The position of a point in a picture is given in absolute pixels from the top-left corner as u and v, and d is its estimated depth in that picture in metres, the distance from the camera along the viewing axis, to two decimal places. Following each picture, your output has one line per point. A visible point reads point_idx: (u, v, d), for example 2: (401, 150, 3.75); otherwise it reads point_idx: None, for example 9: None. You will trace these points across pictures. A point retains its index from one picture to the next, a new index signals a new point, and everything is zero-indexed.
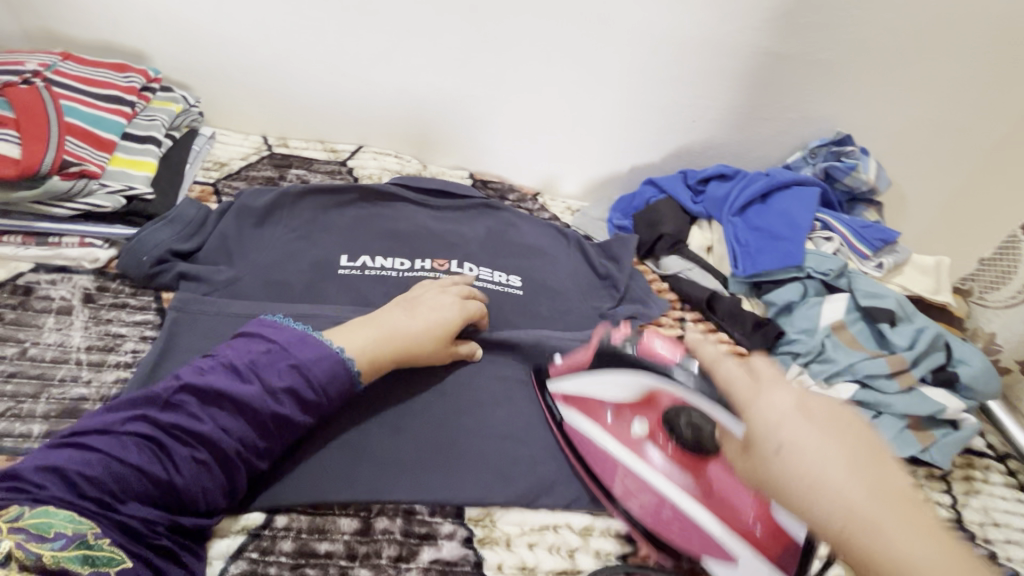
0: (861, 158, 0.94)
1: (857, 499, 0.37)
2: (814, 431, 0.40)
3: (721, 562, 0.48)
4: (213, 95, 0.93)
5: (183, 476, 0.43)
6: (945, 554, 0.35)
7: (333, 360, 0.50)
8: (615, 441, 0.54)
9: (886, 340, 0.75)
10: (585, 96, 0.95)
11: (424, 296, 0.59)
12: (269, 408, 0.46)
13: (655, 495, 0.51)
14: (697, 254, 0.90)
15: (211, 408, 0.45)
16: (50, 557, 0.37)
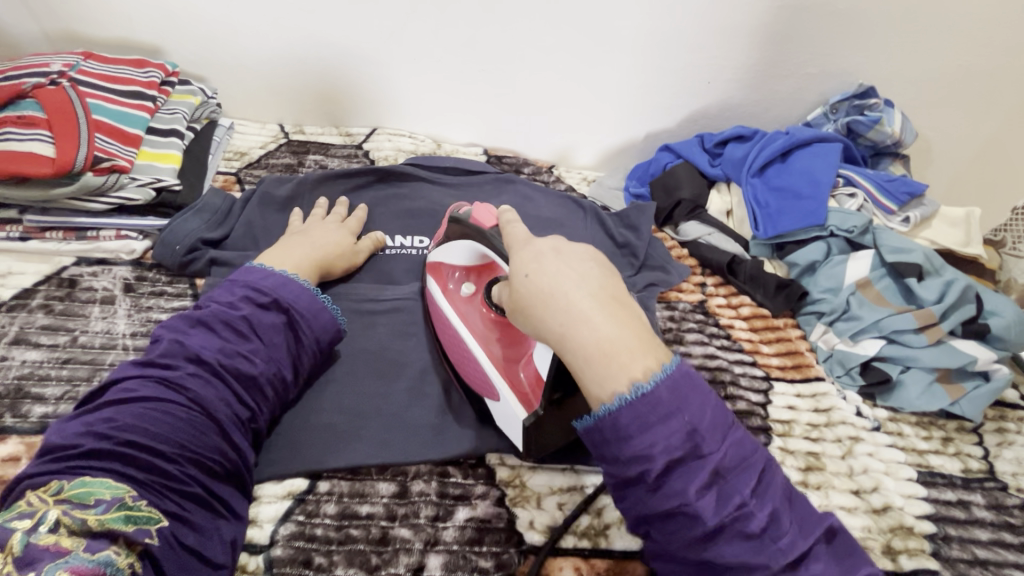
0: (885, 110, 0.91)
1: (591, 312, 0.39)
2: (557, 262, 0.42)
3: (492, 399, 0.52)
4: (229, 86, 0.95)
5: (191, 390, 0.46)
6: (620, 332, 0.39)
7: (282, 273, 0.56)
8: (447, 303, 0.58)
9: (913, 295, 0.73)
10: (597, 65, 0.93)
11: (312, 226, 0.70)
12: (261, 322, 0.51)
13: (455, 342, 0.56)
14: (716, 218, 0.89)
15: (201, 338, 0.49)
16: (95, 520, 0.37)
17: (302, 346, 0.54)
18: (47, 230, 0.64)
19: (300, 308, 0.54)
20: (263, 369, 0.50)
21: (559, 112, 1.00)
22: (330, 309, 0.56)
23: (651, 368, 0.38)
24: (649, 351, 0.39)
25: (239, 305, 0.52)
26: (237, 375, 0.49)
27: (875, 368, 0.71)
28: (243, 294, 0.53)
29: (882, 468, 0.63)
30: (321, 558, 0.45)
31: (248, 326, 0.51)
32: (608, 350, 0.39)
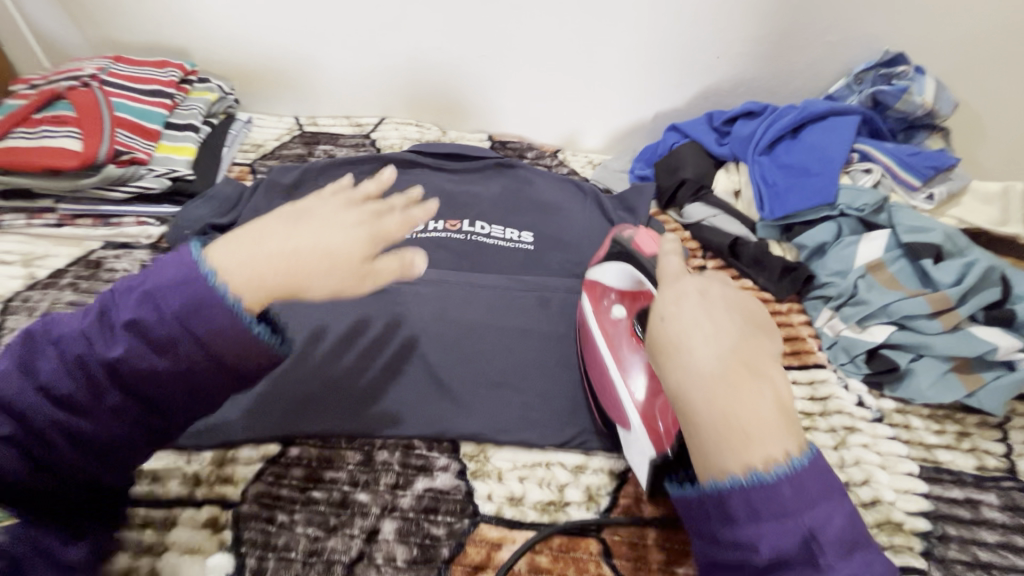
0: (915, 78, 0.84)
1: (700, 355, 0.38)
2: (700, 307, 0.40)
3: (623, 431, 0.52)
4: (250, 83, 1.01)
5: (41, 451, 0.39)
6: (773, 411, 0.36)
7: (184, 291, 0.36)
8: (596, 326, 0.57)
9: (929, 278, 0.68)
10: (597, 43, 0.92)
11: (317, 208, 0.42)
12: (126, 380, 0.37)
13: (598, 368, 0.56)
14: (722, 200, 0.86)
15: (48, 371, 0.37)
16: None
17: (188, 416, 0.41)
18: (78, 217, 0.72)
19: (170, 379, 0.38)
20: (132, 436, 0.40)
21: (563, 94, 0.99)
22: (216, 363, 0.38)
23: (783, 454, 0.35)
24: (791, 436, 0.35)
25: (91, 347, 0.37)
26: (104, 443, 0.40)
27: (881, 356, 0.66)
28: (98, 332, 0.37)
29: (876, 461, 0.59)
30: (283, 516, 0.48)
31: (114, 386, 0.37)
32: (743, 425, 0.35)
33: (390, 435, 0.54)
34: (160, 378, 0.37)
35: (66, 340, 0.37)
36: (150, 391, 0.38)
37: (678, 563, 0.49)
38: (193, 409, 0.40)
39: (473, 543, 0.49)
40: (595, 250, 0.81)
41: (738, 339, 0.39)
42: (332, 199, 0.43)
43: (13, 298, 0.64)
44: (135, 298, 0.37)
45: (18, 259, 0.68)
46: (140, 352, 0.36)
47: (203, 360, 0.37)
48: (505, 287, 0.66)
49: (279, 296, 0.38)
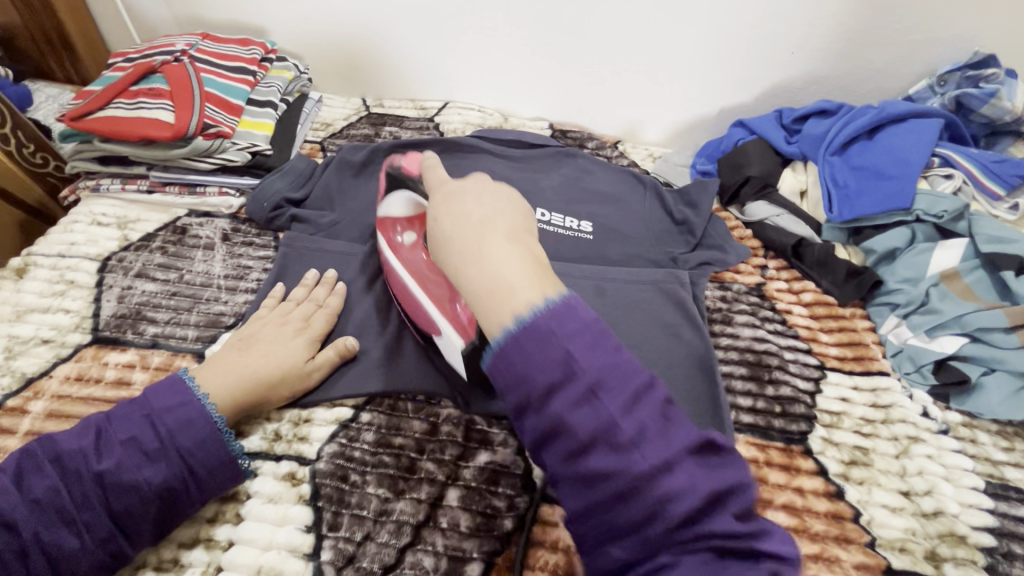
0: (1006, 81, 0.80)
1: (516, 284, 0.40)
2: (477, 201, 0.46)
3: (462, 360, 0.55)
4: (322, 64, 1.05)
5: (74, 509, 0.43)
6: (524, 271, 0.41)
7: (191, 412, 0.49)
8: (407, 270, 0.60)
9: (1009, 291, 0.65)
10: (666, 35, 0.91)
11: (259, 333, 0.58)
12: (169, 448, 0.47)
13: (421, 309, 0.58)
14: (787, 199, 0.84)
15: (93, 445, 0.46)
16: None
17: (199, 494, 0.47)
18: (166, 185, 0.76)
19: (195, 456, 0.47)
20: (148, 510, 0.45)
21: (628, 84, 0.98)
22: (238, 462, 0.49)
23: (541, 299, 0.40)
24: (538, 286, 0.40)
25: (145, 427, 0.47)
26: (124, 509, 0.44)
27: (950, 367, 0.65)
28: (153, 417, 0.48)
29: (940, 472, 0.58)
30: (355, 476, 0.51)
31: (154, 450, 0.46)
32: (500, 285, 0.40)
33: (456, 407, 0.57)
34: (190, 465, 0.47)
35: (123, 422, 0.47)
36: (184, 458, 0.47)
37: None
38: (200, 493, 0.47)
39: (533, 518, 0.49)
40: (654, 243, 0.81)
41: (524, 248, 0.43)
42: (271, 322, 0.60)
43: (110, 257, 0.68)
44: (175, 402, 0.49)
45: (113, 222, 0.73)
46: (166, 434, 0.47)
47: (204, 428, 0.48)
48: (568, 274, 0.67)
49: (248, 392, 0.53)
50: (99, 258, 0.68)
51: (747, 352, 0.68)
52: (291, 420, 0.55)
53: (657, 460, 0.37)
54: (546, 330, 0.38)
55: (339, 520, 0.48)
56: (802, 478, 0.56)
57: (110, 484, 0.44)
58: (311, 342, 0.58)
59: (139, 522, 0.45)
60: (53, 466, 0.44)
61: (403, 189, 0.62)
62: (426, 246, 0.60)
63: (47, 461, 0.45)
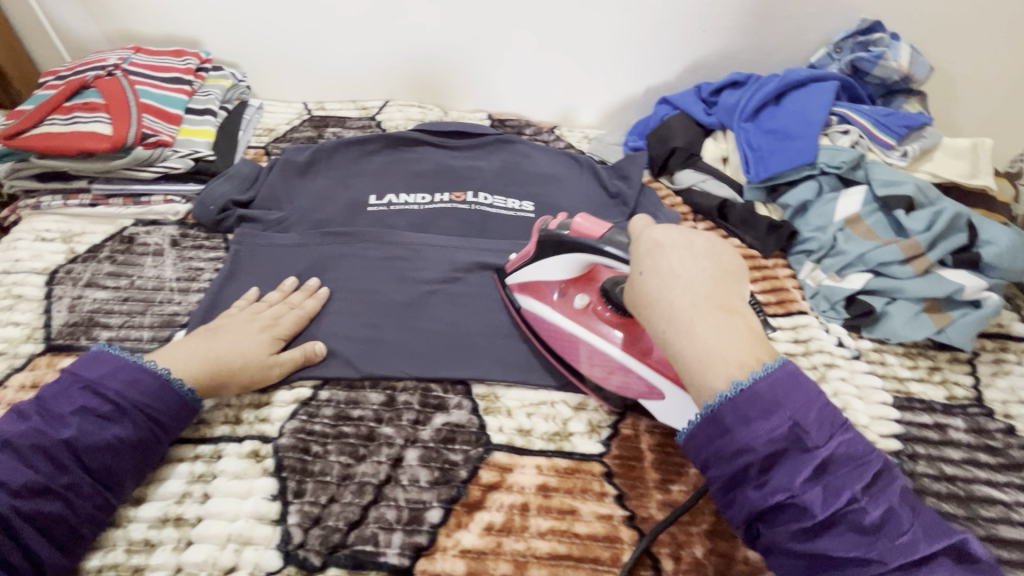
0: (890, 44, 0.88)
1: (730, 354, 0.44)
2: (692, 268, 0.47)
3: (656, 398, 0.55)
4: (258, 71, 1.06)
5: (49, 476, 0.45)
6: (747, 343, 0.45)
7: (129, 370, 0.51)
8: (562, 316, 0.61)
9: (903, 227, 0.73)
10: (586, 20, 0.96)
11: (225, 326, 0.59)
12: (123, 405, 0.49)
13: (576, 351, 0.59)
14: (711, 166, 0.91)
15: (45, 424, 0.47)
16: None
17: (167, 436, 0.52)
18: (109, 197, 0.77)
19: (151, 406, 0.50)
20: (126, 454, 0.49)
21: (559, 70, 1.03)
22: (191, 400, 0.53)
23: (747, 370, 0.43)
24: (752, 352, 0.44)
25: (88, 395, 0.49)
26: (100, 464, 0.47)
27: (859, 301, 0.71)
28: (95, 387, 0.49)
29: (853, 391, 0.64)
30: (317, 447, 0.54)
31: (110, 412, 0.49)
32: (710, 357, 0.44)
33: (408, 375, 0.60)
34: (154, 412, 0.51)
35: (62, 399, 0.49)
36: (143, 412, 0.50)
37: (673, 483, 0.54)
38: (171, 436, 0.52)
39: (487, 466, 0.53)
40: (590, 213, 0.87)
41: (687, 259, 0.48)
42: (240, 317, 0.61)
43: (57, 269, 0.69)
44: (106, 368, 0.51)
45: (57, 236, 0.73)
46: (116, 401, 0.49)
47: (150, 382, 0.51)
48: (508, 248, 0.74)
49: (213, 376, 0.54)
50: (46, 272, 0.69)
51: None
52: (252, 404, 0.57)
53: (907, 541, 0.40)
54: (769, 399, 0.42)
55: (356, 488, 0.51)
56: None
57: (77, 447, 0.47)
58: (270, 333, 0.60)
59: (119, 471, 0.48)
60: (14, 449, 0.45)
61: (551, 257, 0.60)
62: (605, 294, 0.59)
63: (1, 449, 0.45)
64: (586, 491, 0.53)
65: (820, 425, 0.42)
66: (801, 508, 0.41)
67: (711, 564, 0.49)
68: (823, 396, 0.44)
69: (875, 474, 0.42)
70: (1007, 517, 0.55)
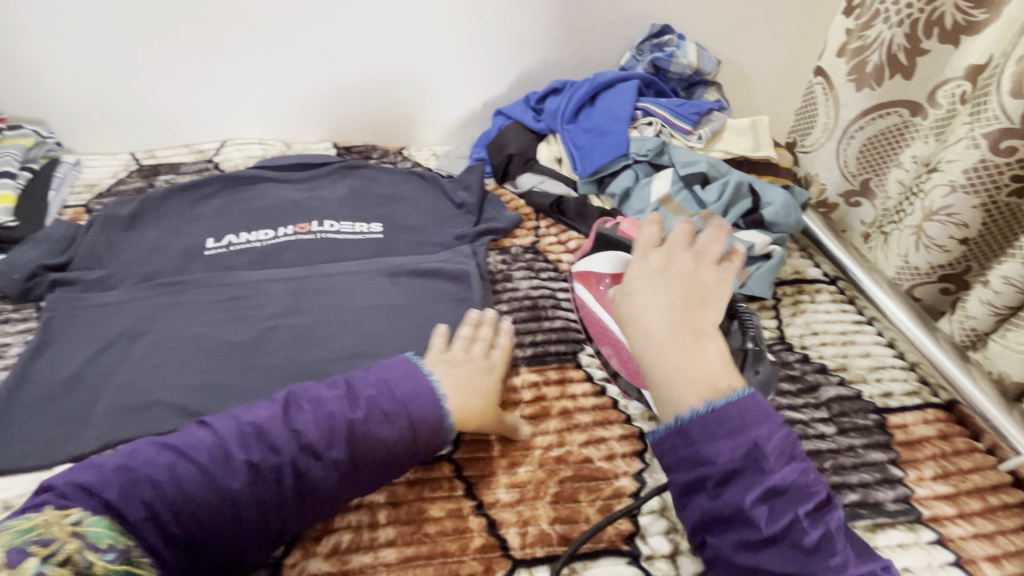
0: (679, 44, 1.01)
1: (712, 370, 0.47)
2: (666, 284, 0.52)
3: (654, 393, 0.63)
4: (71, 124, 0.99)
5: (264, 472, 0.46)
6: (724, 365, 0.48)
7: (429, 397, 0.53)
8: (604, 311, 0.69)
9: (701, 200, 0.82)
10: (412, 45, 1.00)
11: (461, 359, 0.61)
12: (398, 419, 0.51)
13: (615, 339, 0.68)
14: (547, 167, 0.97)
15: (308, 420, 0.49)
16: (102, 566, 0.38)
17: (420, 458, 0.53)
18: None
19: (419, 429, 0.52)
20: (381, 452, 0.50)
21: (398, 94, 1.05)
22: (449, 428, 0.53)
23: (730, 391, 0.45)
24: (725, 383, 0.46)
25: (376, 395, 0.52)
26: (290, 482, 0.47)
27: None
28: (390, 393, 0.52)
29: None
30: None
31: (375, 422, 0.50)
32: (702, 375, 0.46)
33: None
34: (414, 425, 0.51)
35: (369, 385, 0.53)
36: (400, 425, 0.51)
37: (520, 464, 0.58)
38: (403, 463, 0.52)
39: None
40: (439, 228, 0.89)
41: (671, 283, 0.52)
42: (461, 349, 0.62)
43: None
44: (373, 379, 0.53)
45: None
46: (394, 417, 0.51)
47: (430, 421, 0.52)
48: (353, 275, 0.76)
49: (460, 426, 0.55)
50: None
51: (525, 300, 0.78)
52: None
53: (841, 566, 0.42)
54: (739, 417, 0.44)
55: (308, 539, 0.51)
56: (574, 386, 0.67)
57: (307, 452, 0.48)
58: (479, 364, 0.60)
59: (260, 521, 0.46)
60: (213, 430, 0.48)
61: (606, 253, 0.68)
62: None
63: (206, 428, 0.49)
64: (434, 491, 0.55)
65: (779, 451, 0.44)
66: (750, 523, 0.42)
67: (555, 532, 0.53)
68: (791, 438, 0.45)
69: (839, 523, 0.44)
70: (805, 432, 0.64)
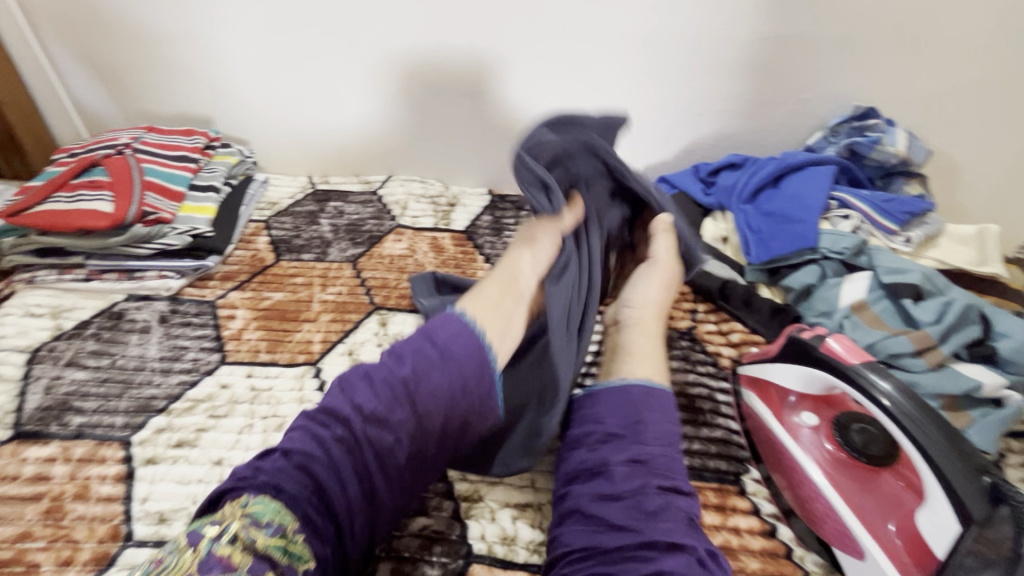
0: (887, 130, 0.89)
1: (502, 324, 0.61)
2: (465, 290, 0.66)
3: (853, 556, 0.51)
4: (266, 146, 1.08)
5: (334, 455, 0.41)
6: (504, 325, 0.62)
7: (466, 334, 0.48)
8: (783, 432, 0.60)
9: (912, 318, 0.70)
10: (587, 105, 0.97)
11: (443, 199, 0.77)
12: (448, 360, 0.45)
13: (796, 470, 0.58)
14: (711, 246, 0.89)
15: (367, 391, 0.43)
16: (262, 543, 0.36)
17: (478, 416, 0.48)
18: (105, 272, 0.77)
19: (466, 377, 0.46)
20: (444, 400, 0.44)
21: None
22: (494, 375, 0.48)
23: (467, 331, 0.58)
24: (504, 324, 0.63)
25: (424, 343, 0.46)
26: (366, 453, 0.42)
27: None
28: (438, 346, 0.46)
29: None
30: None
31: (427, 368, 0.45)
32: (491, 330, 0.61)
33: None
34: (469, 386, 0.46)
35: (431, 338, 0.47)
36: (460, 376, 0.45)
37: None
38: (455, 418, 0.46)
39: None
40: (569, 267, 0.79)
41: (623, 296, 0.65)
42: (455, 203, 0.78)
43: (41, 347, 0.68)
44: (419, 336, 0.47)
45: (47, 311, 0.73)
46: (450, 362, 0.45)
47: (475, 362, 0.47)
48: None
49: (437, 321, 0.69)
50: (29, 349, 0.68)
51: (680, 396, 0.69)
52: None
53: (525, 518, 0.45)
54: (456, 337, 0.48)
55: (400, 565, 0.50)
56: (738, 517, 0.57)
57: (373, 420, 0.42)
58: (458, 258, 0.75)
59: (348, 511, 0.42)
60: (288, 437, 0.42)
61: (795, 365, 0.59)
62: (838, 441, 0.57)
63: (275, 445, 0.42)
64: None
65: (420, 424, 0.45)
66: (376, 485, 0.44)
67: None
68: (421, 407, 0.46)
69: (624, 496, 0.45)
70: None
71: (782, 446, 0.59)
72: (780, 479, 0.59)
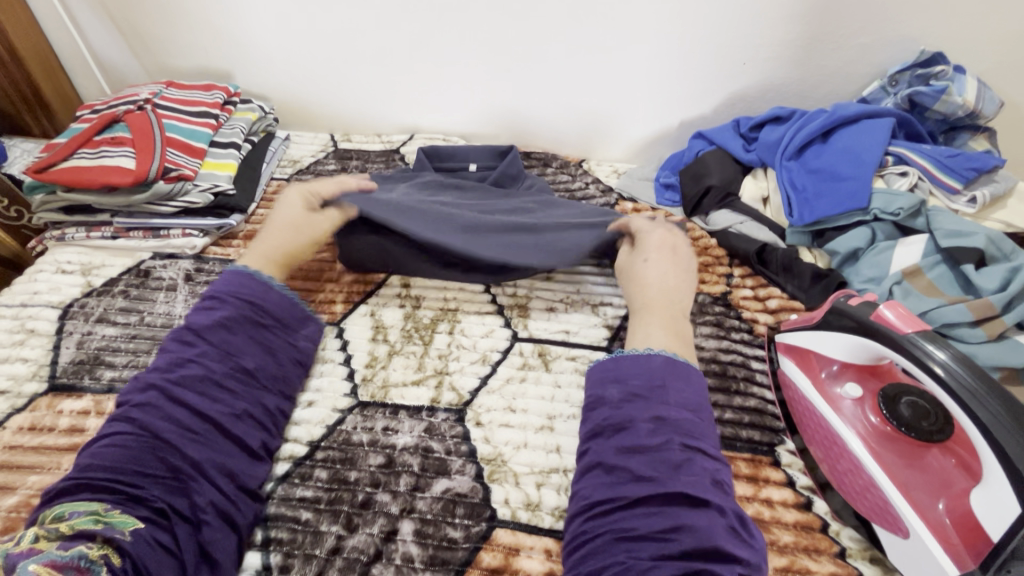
0: (955, 78, 0.80)
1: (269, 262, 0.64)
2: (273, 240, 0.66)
3: (891, 532, 0.49)
4: (287, 103, 1.06)
5: (172, 404, 0.49)
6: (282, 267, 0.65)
7: (244, 277, 0.59)
8: (821, 401, 0.57)
9: (972, 284, 0.65)
10: (621, 56, 0.89)
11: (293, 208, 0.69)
12: (226, 297, 0.57)
13: (833, 441, 0.55)
14: (751, 207, 0.83)
15: (220, 339, 0.54)
16: (65, 525, 0.41)
17: (287, 332, 0.59)
18: (131, 230, 0.77)
19: (247, 293, 0.58)
20: (239, 336, 0.55)
21: (590, 105, 0.97)
22: (277, 288, 0.60)
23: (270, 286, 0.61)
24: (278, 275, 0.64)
25: (211, 303, 0.57)
26: (188, 393, 0.50)
27: None
28: (213, 297, 0.57)
29: None
30: (309, 515, 0.52)
31: (215, 303, 0.57)
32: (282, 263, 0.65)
33: (410, 411, 0.59)
34: (260, 306, 0.58)
35: (205, 313, 0.56)
36: (238, 298, 0.57)
37: None
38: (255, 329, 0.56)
39: (489, 547, 0.50)
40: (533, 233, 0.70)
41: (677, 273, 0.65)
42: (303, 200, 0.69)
43: (72, 304, 0.69)
44: (208, 297, 0.58)
45: (77, 269, 0.74)
46: (231, 303, 0.57)
47: (261, 286, 0.59)
48: (529, 298, 0.71)
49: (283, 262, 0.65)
50: (61, 306, 0.69)
51: (712, 363, 0.66)
52: None
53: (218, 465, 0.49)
54: (244, 290, 0.58)
55: (413, 532, 0.50)
56: (771, 489, 0.55)
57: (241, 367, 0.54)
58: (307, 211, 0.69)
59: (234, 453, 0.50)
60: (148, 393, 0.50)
61: (839, 333, 0.56)
62: (884, 414, 0.54)
63: (110, 429, 0.48)
64: None
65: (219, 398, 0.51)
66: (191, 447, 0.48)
67: None
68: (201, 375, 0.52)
69: (648, 451, 0.46)
70: None
71: (820, 417, 0.56)
72: (817, 451, 0.56)
